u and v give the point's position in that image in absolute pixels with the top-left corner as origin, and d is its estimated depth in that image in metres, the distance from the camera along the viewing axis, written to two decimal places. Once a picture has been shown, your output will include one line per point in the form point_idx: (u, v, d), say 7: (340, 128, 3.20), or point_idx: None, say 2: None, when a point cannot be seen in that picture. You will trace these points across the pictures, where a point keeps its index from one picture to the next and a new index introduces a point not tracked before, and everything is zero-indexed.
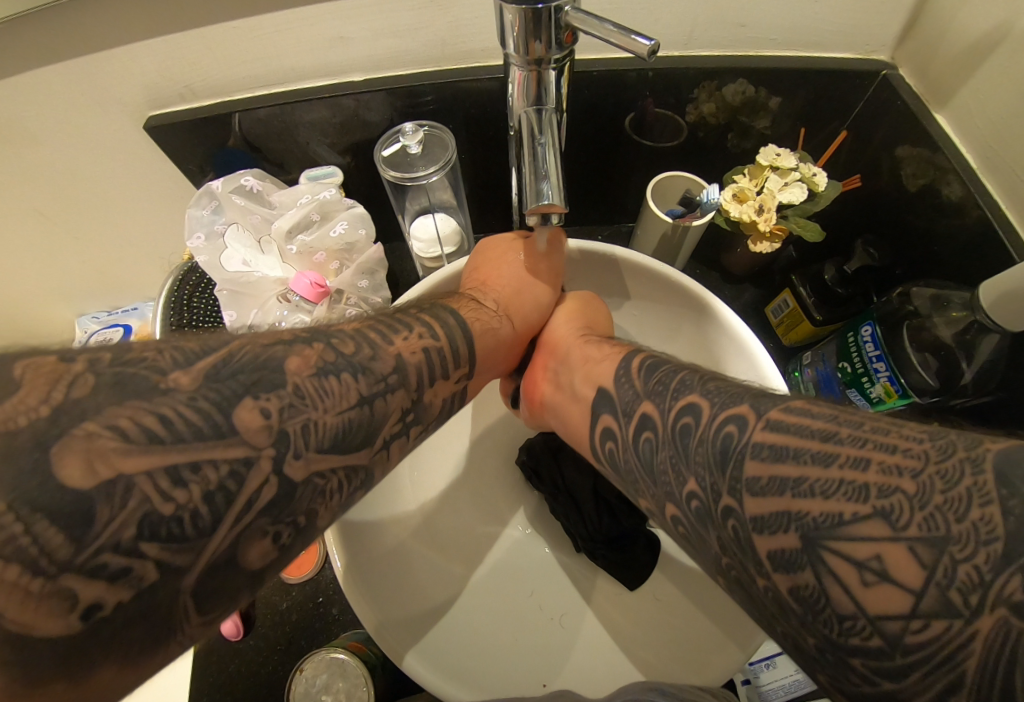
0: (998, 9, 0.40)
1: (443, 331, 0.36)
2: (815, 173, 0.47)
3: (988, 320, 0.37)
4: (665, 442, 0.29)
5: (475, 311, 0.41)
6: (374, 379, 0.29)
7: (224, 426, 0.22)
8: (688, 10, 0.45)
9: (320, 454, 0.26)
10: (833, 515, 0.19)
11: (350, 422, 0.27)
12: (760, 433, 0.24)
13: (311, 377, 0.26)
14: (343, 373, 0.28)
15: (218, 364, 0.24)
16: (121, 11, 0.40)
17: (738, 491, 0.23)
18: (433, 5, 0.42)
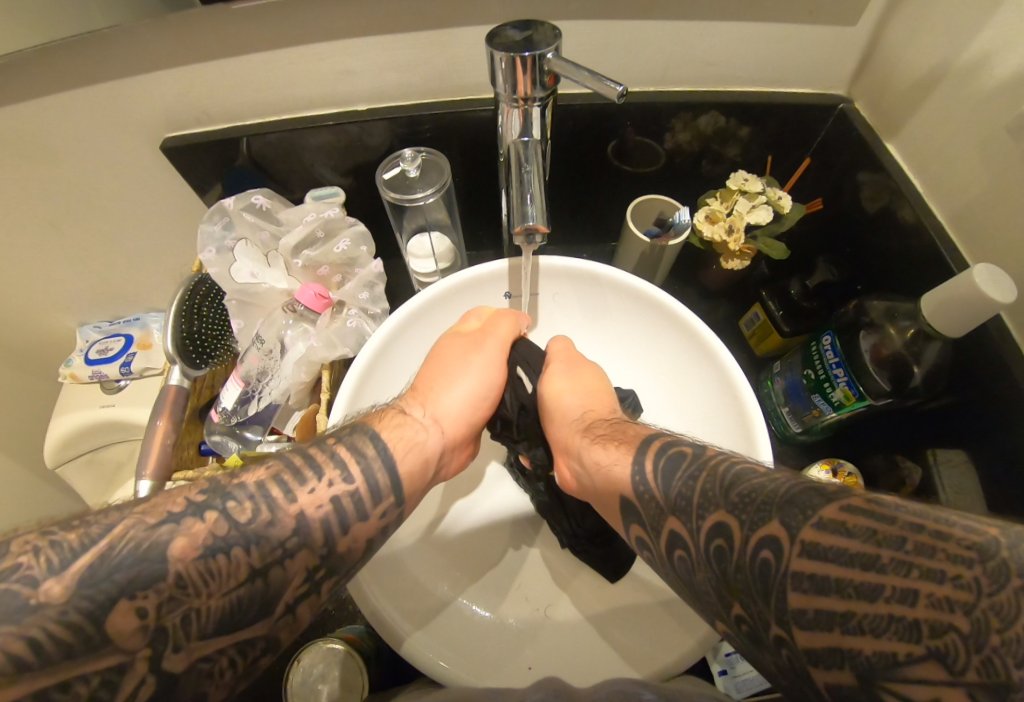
0: (935, 52, 0.45)
1: (358, 469, 0.33)
2: (781, 196, 0.51)
3: (929, 327, 0.41)
4: (702, 563, 0.28)
5: (398, 427, 0.38)
6: (269, 547, 0.28)
7: (96, 637, 0.23)
8: (663, 50, 0.49)
9: (203, 640, 0.25)
10: (887, 656, 0.19)
11: (241, 598, 0.27)
12: (799, 561, 0.23)
13: (195, 562, 0.26)
14: (233, 550, 0.27)
15: (93, 567, 0.24)
16: (146, 44, 0.44)
17: (786, 623, 0.23)
18: (431, 43, 0.46)
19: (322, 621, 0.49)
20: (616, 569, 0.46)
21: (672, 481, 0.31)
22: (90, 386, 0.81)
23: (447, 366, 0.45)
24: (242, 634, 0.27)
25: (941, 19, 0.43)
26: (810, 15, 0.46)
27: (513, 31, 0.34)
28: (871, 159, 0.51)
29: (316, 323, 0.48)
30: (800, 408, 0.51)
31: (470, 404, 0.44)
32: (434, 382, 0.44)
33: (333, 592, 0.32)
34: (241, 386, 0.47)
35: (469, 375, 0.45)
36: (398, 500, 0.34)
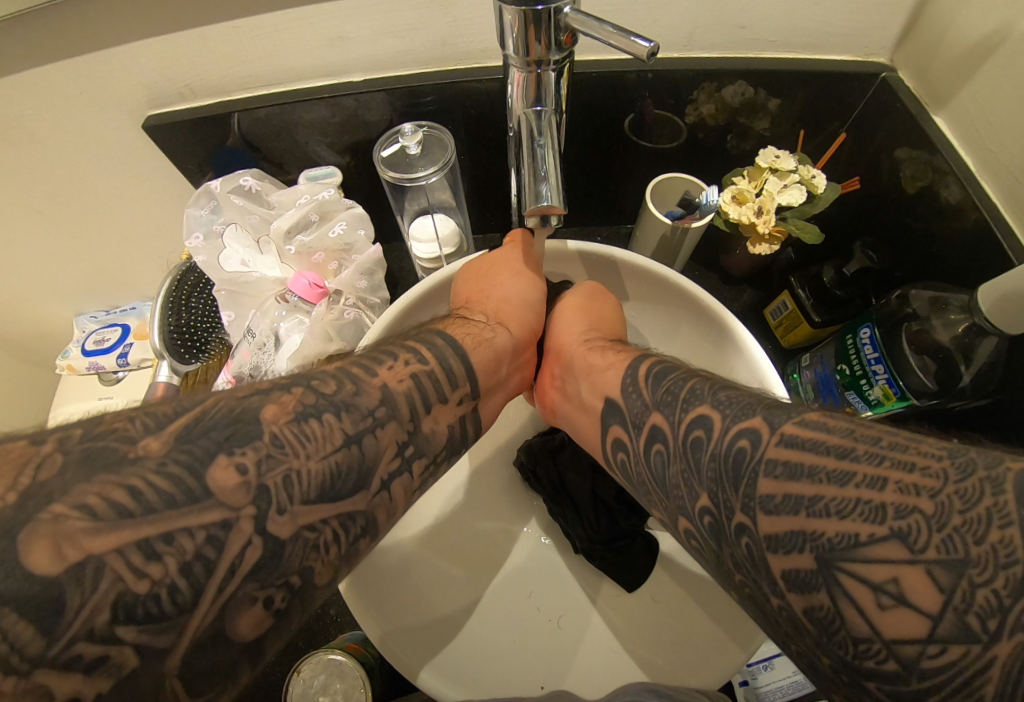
0: (997, 10, 0.40)
1: (431, 352, 0.34)
2: (815, 175, 0.47)
3: (987, 324, 0.37)
4: (677, 456, 0.28)
5: (468, 329, 0.39)
6: (359, 416, 0.28)
7: (198, 490, 0.21)
8: (689, 11, 0.45)
9: (307, 506, 0.24)
10: (849, 535, 0.19)
11: (338, 465, 0.26)
12: (773, 450, 0.23)
13: (288, 424, 0.25)
14: (324, 415, 0.26)
15: (190, 426, 0.23)
16: (122, 10, 0.40)
17: (751, 508, 0.23)
18: (434, 6, 0.42)
19: (324, 624, 0.47)
20: (633, 578, 0.42)
21: (643, 387, 0.33)
22: (88, 378, 0.78)
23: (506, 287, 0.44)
24: (345, 504, 0.26)
25: None
26: None
27: None
28: (914, 131, 0.47)
29: (311, 312, 0.44)
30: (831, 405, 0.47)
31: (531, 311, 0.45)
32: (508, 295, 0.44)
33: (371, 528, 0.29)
34: (231, 382, 0.44)
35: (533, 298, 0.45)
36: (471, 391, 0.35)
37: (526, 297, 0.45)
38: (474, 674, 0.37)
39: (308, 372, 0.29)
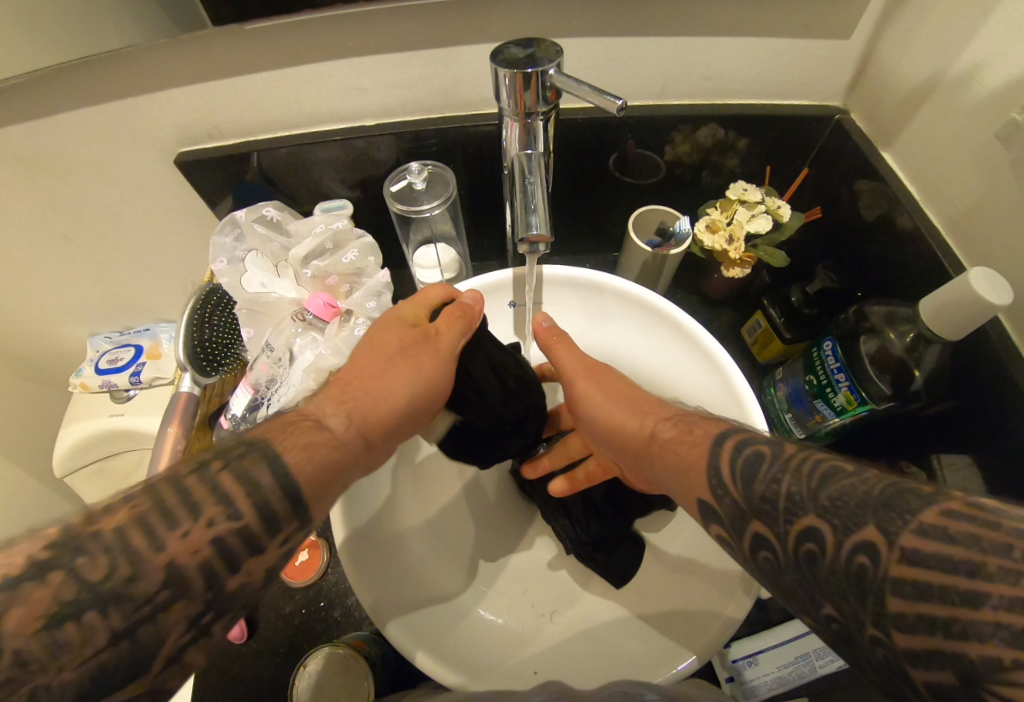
0: (927, 64, 0.46)
1: (251, 504, 0.27)
2: (779, 205, 0.52)
3: (930, 331, 0.41)
4: (764, 562, 0.26)
5: (304, 438, 0.31)
6: (131, 607, 0.23)
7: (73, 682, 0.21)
8: (662, 66, 0.51)
9: None
10: (934, 654, 0.19)
11: (95, 669, 0.22)
12: (890, 566, 0.20)
13: (35, 634, 0.21)
14: (83, 614, 0.22)
15: None
16: (164, 63, 0.45)
17: (841, 619, 0.22)
18: (438, 61, 0.48)
19: (329, 627, 0.49)
20: (623, 575, 0.45)
21: (719, 483, 0.29)
22: (99, 395, 0.82)
23: (380, 372, 0.38)
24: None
25: (932, 31, 0.44)
26: (802, 30, 0.48)
27: (516, 47, 0.35)
28: (867, 168, 0.52)
29: (324, 331, 0.48)
30: (802, 414, 0.52)
31: (396, 407, 0.37)
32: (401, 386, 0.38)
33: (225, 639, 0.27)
34: (249, 393, 0.47)
35: (416, 377, 0.38)
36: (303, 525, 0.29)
37: (386, 383, 0.37)
38: (479, 665, 0.39)
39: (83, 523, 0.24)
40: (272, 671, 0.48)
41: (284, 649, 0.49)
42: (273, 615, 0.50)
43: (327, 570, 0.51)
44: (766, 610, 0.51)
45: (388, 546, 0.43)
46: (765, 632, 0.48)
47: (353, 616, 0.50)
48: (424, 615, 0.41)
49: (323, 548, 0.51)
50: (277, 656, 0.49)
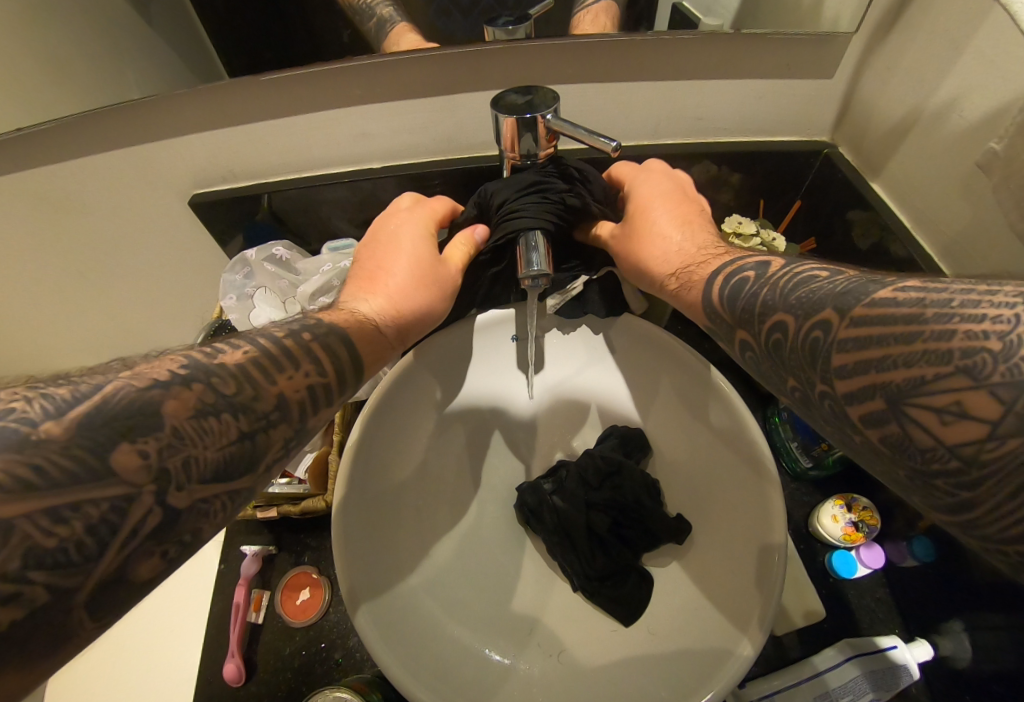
0: (907, 99, 0.48)
1: (331, 362, 0.34)
2: (774, 238, 0.53)
3: None
4: (766, 354, 0.32)
5: (360, 323, 0.38)
6: (254, 416, 0.29)
7: (100, 470, 0.22)
8: (652, 109, 0.53)
9: (202, 485, 0.26)
10: (916, 378, 0.23)
11: (229, 453, 0.27)
12: (846, 330, 0.26)
13: (188, 419, 0.26)
14: (222, 413, 0.27)
15: (92, 412, 0.23)
16: (179, 111, 0.48)
17: (830, 377, 0.27)
18: (441, 108, 0.51)
19: (329, 669, 0.48)
20: (631, 611, 0.43)
21: (715, 312, 0.36)
22: None
23: (388, 247, 0.44)
24: (231, 483, 0.28)
25: (909, 70, 0.46)
26: (787, 70, 0.50)
27: (516, 94, 0.39)
28: (858, 199, 0.54)
29: None
30: (809, 443, 0.54)
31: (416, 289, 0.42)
32: (450, 268, 0.45)
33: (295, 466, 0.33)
34: None
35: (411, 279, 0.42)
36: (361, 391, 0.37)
37: (401, 274, 0.42)
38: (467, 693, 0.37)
39: (214, 359, 0.29)
40: None
41: (283, 694, 0.47)
42: (272, 657, 0.49)
43: (328, 608, 0.50)
44: (781, 645, 0.49)
45: (391, 582, 0.42)
46: (782, 672, 0.47)
47: (354, 658, 0.48)
48: (419, 645, 0.39)
49: (325, 588, 0.51)
50: None
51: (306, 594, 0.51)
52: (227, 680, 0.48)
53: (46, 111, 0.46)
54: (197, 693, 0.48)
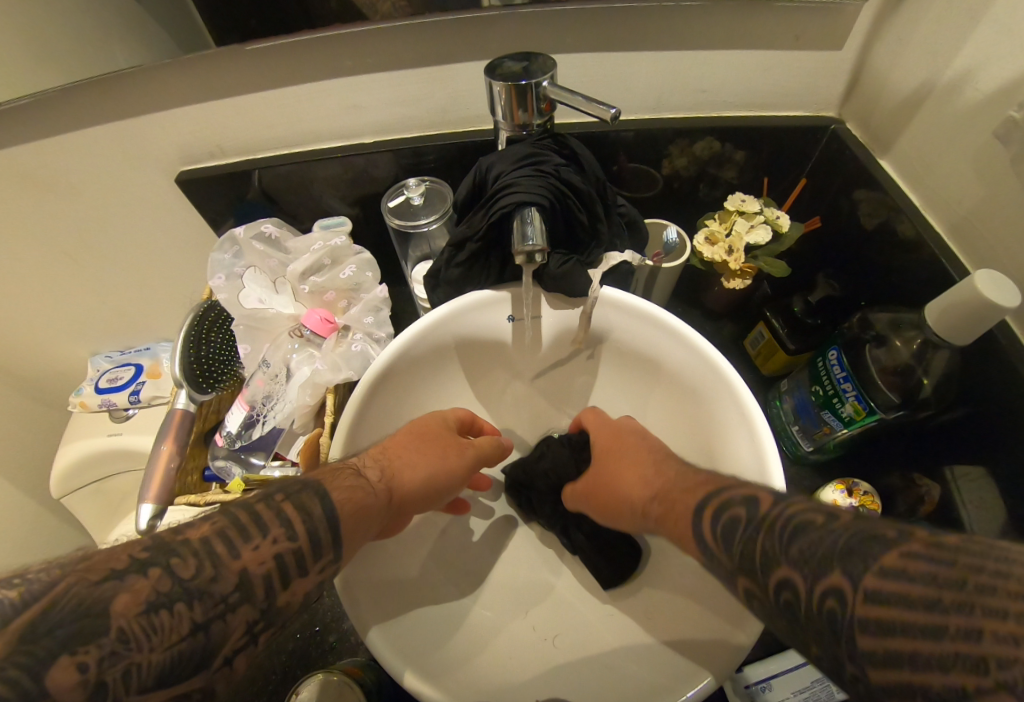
0: (919, 71, 0.46)
1: (305, 529, 0.30)
2: (778, 215, 0.52)
3: (936, 338, 0.40)
4: (750, 543, 0.27)
5: (351, 485, 0.34)
6: (211, 602, 0.26)
7: (32, 691, 0.21)
8: (654, 81, 0.51)
9: (139, 698, 0.24)
10: (947, 654, 0.18)
11: (175, 655, 0.25)
12: (862, 607, 0.21)
13: (137, 618, 0.24)
14: (175, 605, 0.25)
15: (38, 618, 0.23)
16: (161, 84, 0.46)
17: (844, 612, 0.22)
18: (434, 79, 0.49)
19: (324, 653, 0.48)
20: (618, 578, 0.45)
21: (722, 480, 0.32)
22: (99, 416, 0.77)
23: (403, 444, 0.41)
24: (184, 684, 0.25)
25: (922, 39, 0.44)
26: (794, 41, 0.48)
27: (512, 61, 0.38)
28: (865, 176, 0.52)
29: (321, 347, 0.47)
30: (809, 426, 0.51)
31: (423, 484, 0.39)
32: (453, 458, 0.42)
33: (265, 648, 0.30)
34: (245, 410, 0.47)
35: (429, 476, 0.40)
36: (338, 556, 0.32)
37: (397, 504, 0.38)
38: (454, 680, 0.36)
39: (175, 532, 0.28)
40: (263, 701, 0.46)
41: (278, 677, 0.47)
42: (267, 640, 0.48)
43: (323, 592, 0.50)
44: (777, 629, 0.49)
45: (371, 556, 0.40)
46: (779, 655, 0.47)
47: (348, 641, 0.48)
48: (414, 631, 0.38)
49: None
50: (271, 685, 0.47)
51: None
52: None
53: (27, 85, 0.45)
54: None
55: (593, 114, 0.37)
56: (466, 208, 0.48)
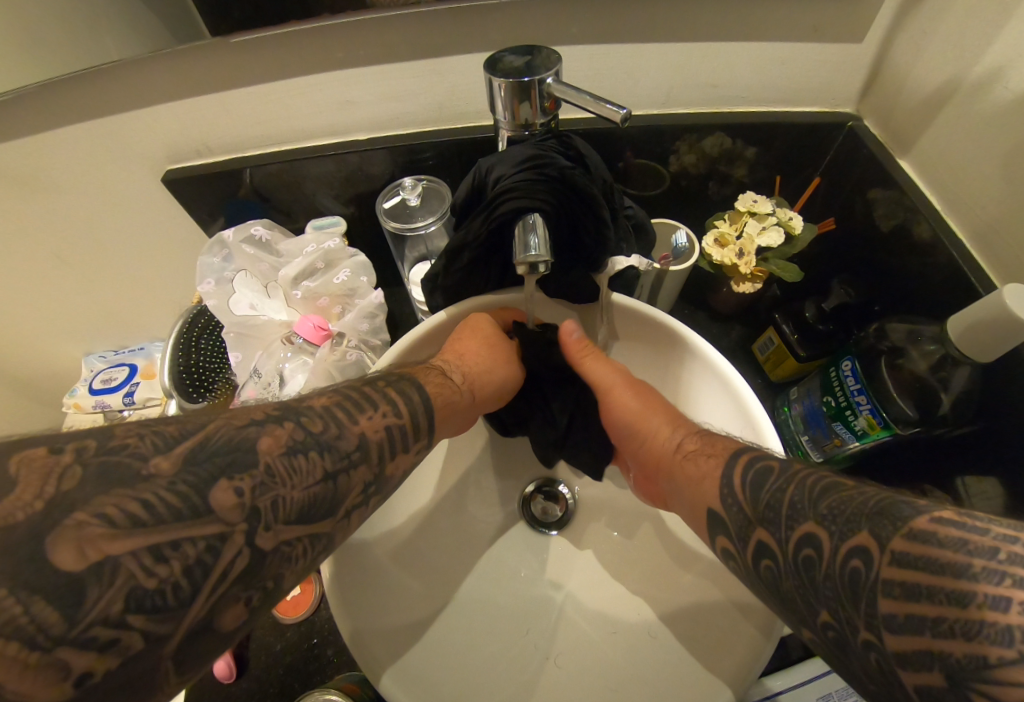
0: (945, 65, 0.43)
1: (406, 405, 0.33)
2: (791, 217, 0.50)
3: (960, 354, 0.38)
4: (790, 572, 0.25)
5: (439, 383, 0.38)
6: (337, 457, 0.28)
7: (200, 506, 0.22)
8: (662, 75, 0.49)
9: (289, 525, 0.25)
10: (977, 657, 0.17)
11: (315, 497, 0.27)
12: (890, 640, 0.20)
13: (281, 457, 0.26)
14: (309, 452, 0.27)
15: (197, 447, 0.24)
16: (144, 78, 0.44)
17: (875, 626, 0.21)
18: (431, 73, 0.47)
19: (322, 666, 0.47)
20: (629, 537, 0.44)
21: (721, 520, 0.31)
22: (93, 416, 0.75)
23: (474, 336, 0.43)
24: (316, 527, 0.27)
25: (949, 32, 0.42)
26: (812, 34, 0.45)
27: (514, 56, 0.35)
28: (883, 176, 0.49)
29: (315, 354, 0.45)
30: (820, 437, 0.49)
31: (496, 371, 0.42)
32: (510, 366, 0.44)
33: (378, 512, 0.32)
34: None
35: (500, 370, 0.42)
36: (430, 440, 0.35)
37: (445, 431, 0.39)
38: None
39: (296, 404, 0.30)
40: None
41: (274, 690, 0.46)
42: (263, 653, 0.47)
43: (320, 605, 0.49)
44: (784, 645, 0.48)
45: (365, 573, 0.39)
46: (787, 671, 0.46)
47: (346, 654, 0.47)
48: (411, 659, 0.38)
49: (315, 583, 0.49)
50: (267, 699, 0.46)
51: (297, 590, 0.49)
52: (218, 676, 0.47)
53: (6, 81, 0.42)
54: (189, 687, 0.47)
55: (600, 115, 0.35)
56: (459, 206, 0.45)
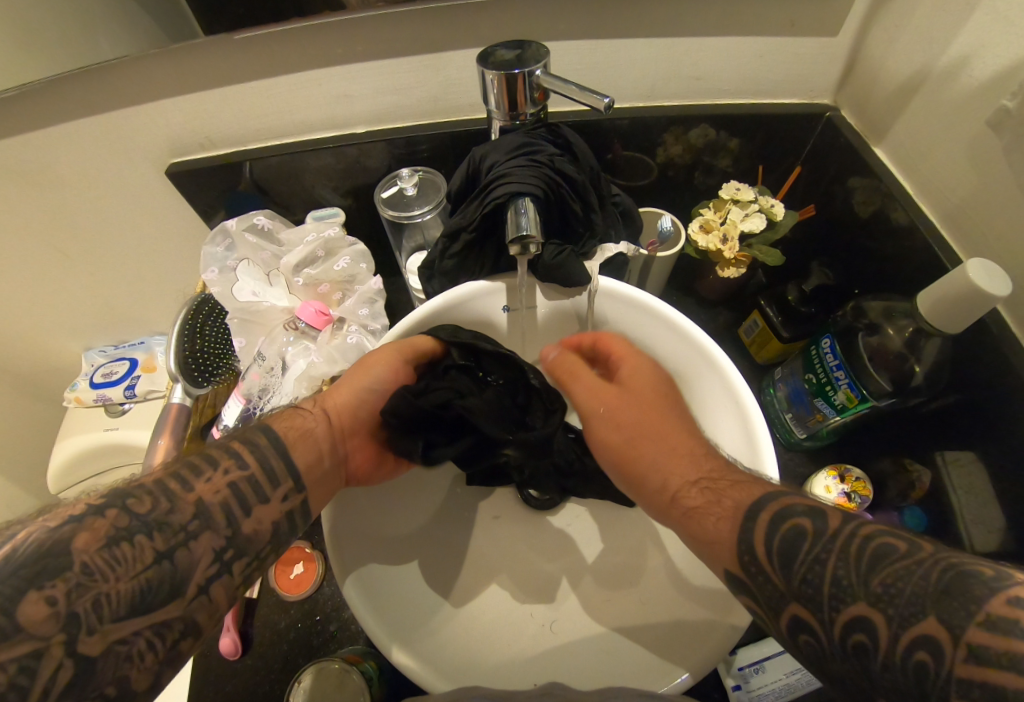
0: (915, 56, 0.45)
1: (254, 456, 0.33)
2: (773, 204, 0.52)
3: (928, 326, 0.40)
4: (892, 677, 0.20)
5: (289, 419, 0.37)
6: (170, 533, 0.28)
7: (7, 626, 0.22)
8: (648, 68, 0.51)
9: (118, 622, 0.25)
10: None
11: (148, 583, 0.26)
12: None
13: (98, 553, 0.25)
14: (135, 537, 0.27)
15: (3, 562, 0.24)
16: (147, 75, 0.46)
17: None
18: (426, 67, 0.48)
19: (324, 641, 0.48)
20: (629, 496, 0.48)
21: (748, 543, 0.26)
22: (95, 410, 0.76)
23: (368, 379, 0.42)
24: (157, 614, 0.26)
25: (918, 25, 0.44)
26: (790, 28, 0.48)
27: (505, 49, 0.37)
28: (859, 164, 0.52)
29: (316, 339, 0.48)
30: (803, 414, 0.52)
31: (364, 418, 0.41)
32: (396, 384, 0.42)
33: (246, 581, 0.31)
34: (241, 403, 0.46)
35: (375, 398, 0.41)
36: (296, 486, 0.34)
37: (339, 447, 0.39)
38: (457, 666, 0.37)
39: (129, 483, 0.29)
40: (265, 690, 0.47)
41: (279, 666, 0.48)
42: (267, 630, 0.49)
43: (322, 582, 0.50)
44: None
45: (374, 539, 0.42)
46: (772, 638, 0.48)
47: (348, 630, 0.49)
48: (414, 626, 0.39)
49: (318, 561, 0.51)
50: (273, 673, 0.47)
51: (300, 568, 0.50)
52: (224, 653, 0.48)
53: (10, 78, 0.44)
54: (194, 664, 0.49)
55: (586, 104, 0.36)
56: (454, 194, 0.47)
